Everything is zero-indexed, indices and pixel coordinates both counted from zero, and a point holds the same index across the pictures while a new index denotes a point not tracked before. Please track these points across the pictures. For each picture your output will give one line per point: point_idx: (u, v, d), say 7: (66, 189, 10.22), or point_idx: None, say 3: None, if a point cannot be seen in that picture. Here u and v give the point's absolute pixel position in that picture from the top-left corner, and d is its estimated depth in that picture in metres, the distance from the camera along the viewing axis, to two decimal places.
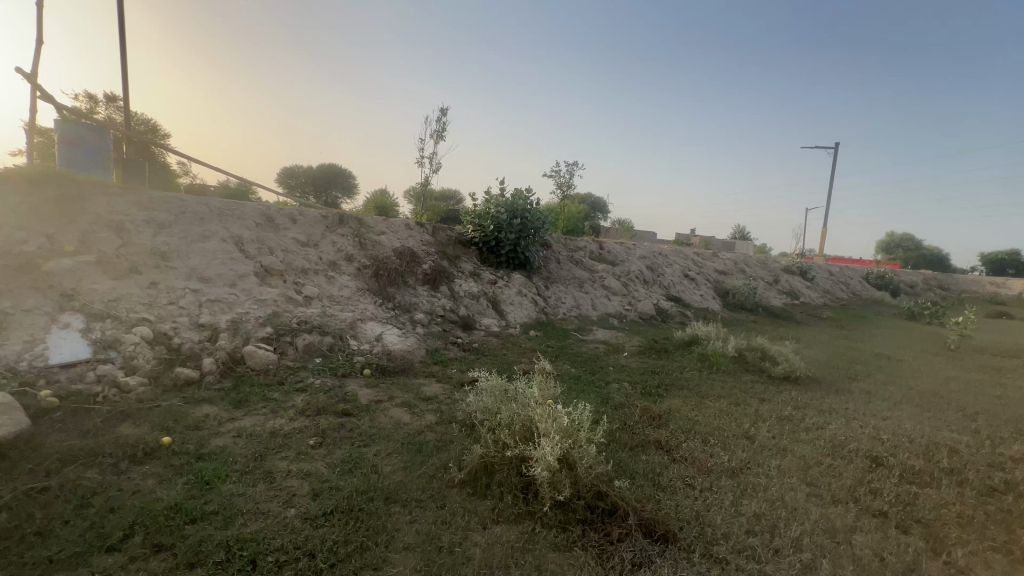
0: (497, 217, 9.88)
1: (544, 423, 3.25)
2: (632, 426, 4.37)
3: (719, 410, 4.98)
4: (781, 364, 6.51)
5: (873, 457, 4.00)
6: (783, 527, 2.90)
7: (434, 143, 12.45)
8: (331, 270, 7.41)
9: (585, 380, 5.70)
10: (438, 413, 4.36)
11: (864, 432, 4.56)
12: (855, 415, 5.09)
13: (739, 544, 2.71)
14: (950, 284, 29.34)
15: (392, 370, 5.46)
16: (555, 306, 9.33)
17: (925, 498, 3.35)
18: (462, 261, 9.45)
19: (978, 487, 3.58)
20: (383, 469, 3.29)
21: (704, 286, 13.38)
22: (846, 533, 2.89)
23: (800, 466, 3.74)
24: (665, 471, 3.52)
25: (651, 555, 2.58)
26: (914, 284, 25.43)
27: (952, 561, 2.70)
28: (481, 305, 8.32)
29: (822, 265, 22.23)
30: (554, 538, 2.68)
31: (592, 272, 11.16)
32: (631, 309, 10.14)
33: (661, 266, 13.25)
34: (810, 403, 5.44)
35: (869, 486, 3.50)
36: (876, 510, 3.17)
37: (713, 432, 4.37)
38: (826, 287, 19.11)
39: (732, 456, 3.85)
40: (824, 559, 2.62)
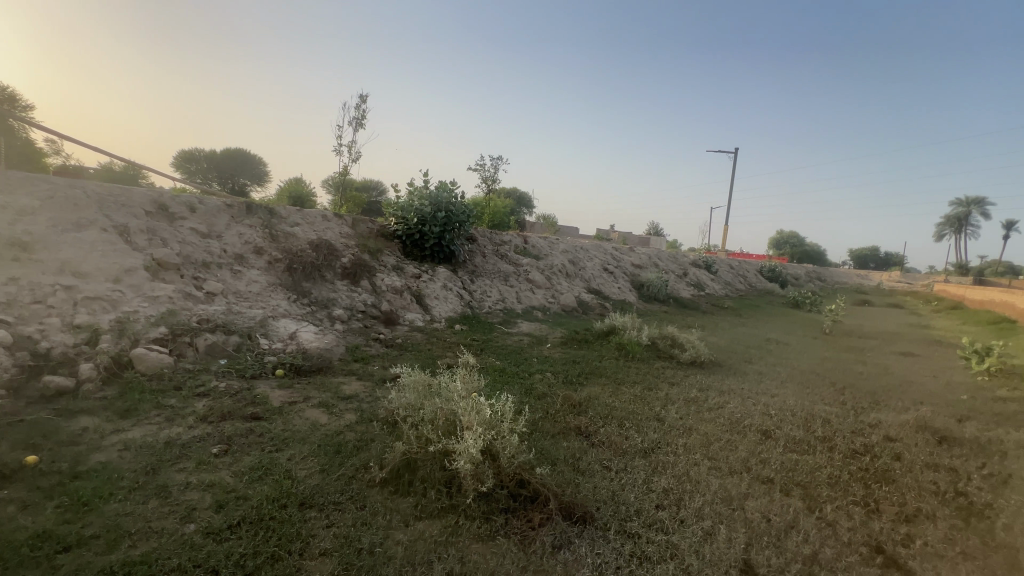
0: (421, 209, 9.72)
1: (467, 416, 3.24)
2: (554, 415, 4.53)
3: (634, 395, 5.32)
4: (689, 351, 7.09)
5: (763, 431, 4.48)
6: (687, 499, 3.17)
7: (353, 131, 11.90)
8: (237, 264, 6.84)
9: (509, 372, 5.78)
10: (358, 412, 4.20)
11: (756, 409, 5.10)
12: (749, 394, 5.68)
13: (650, 518, 2.92)
14: (827, 277, 33.53)
15: (308, 369, 5.17)
16: (481, 300, 9.36)
17: (803, 464, 3.82)
18: (384, 254, 9.14)
19: (845, 450, 4.15)
20: (298, 473, 3.11)
21: (622, 280, 14.10)
22: (740, 500, 3.22)
23: (703, 442, 4.10)
24: (584, 456, 3.69)
25: (570, 537, 2.70)
26: (799, 277, 28.74)
27: (823, 515, 3.11)
28: (405, 300, 8.12)
29: (724, 260, 24.35)
30: (477, 529, 2.70)
31: (516, 266, 11.32)
32: (554, 302, 10.43)
33: (583, 260, 13.77)
34: (712, 384, 5.98)
35: (759, 456, 3.91)
36: (765, 477, 3.56)
37: (628, 416, 4.64)
38: (728, 279, 21.00)
39: (644, 437, 4.13)
40: (721, 525, 2.89)
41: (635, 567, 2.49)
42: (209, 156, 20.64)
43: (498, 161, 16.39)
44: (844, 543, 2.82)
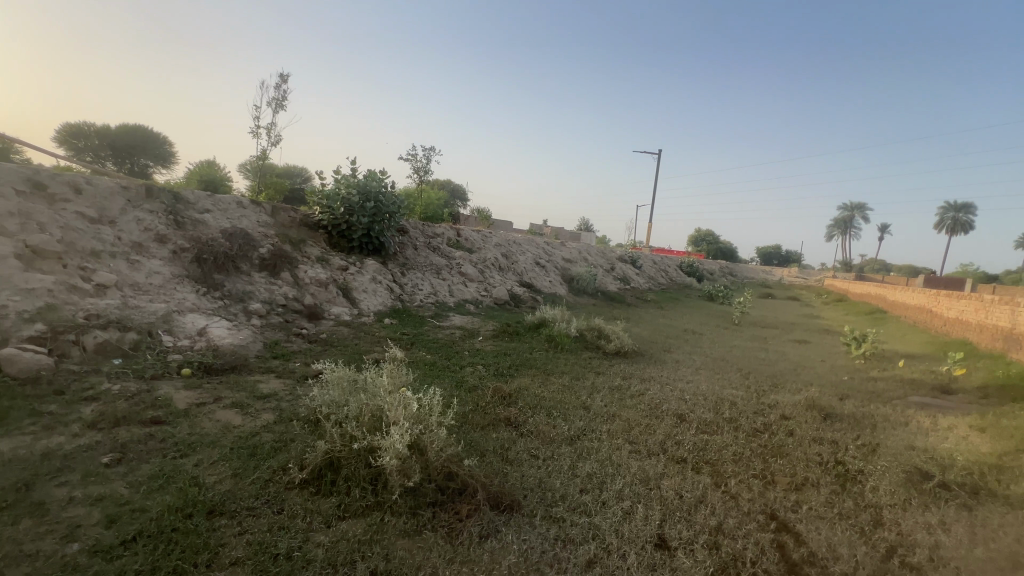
0: (348, 199, 9.31)
1: (393, 411, 3.15)
2: (484, 407, 4.56)
3: (562, 385, 5.49)
4: (614, 341, 7.44)
5: (679, 415, 4.81)
6: (609, 482, 3.33)
7: (272, 112, 11.09)
8: (135, 253, 6.15)
9: (440, 366, 5.73)
10: (277, 411, 3.96)
11: (673, 394, 5.46)
12: (667, 381, 6.07)
13: (574, 502, 3.04)
14: (737, 272, 36.59)
15: (220, 368, 4.79)
16: (412, 294, 9.17)
17: (713, 443, 4.15)
18: (308, 245, 8.66)
19: (747, 429, 4.57)
20: (206, 480, 2.88)
21: (553, 273, 14.45)
22: (657, 479, 3.44)
23: (625, 428, 4.33)
24: (513, 446, 3.75)
25: (497, 526, 2.74)
26: (713, 272, 31.10)
27: (727, 489, 3.41)
28: (330, 294, 7.75)
29: (648, 255, 25.76)
30: (403, 524, 2.67)
31: (449, 259, 11.21)
32: (486, 295, 10.46)
33: (515, 254, 13.91)
34: (635, 373, 6.33)
35: (674, 438, 4.20)
36: (679, 457, 3.84)
37: (556, 405, 4.79)
38: (651, 273, 22.23)
39: (570, 425, 4.28)
40: (639, 504, 3.08)
41: (560, 550, 2.59)
42: (99, 132, 18.27)
43: (431, 152, 16.05)
44: (745, 513, 3.11)
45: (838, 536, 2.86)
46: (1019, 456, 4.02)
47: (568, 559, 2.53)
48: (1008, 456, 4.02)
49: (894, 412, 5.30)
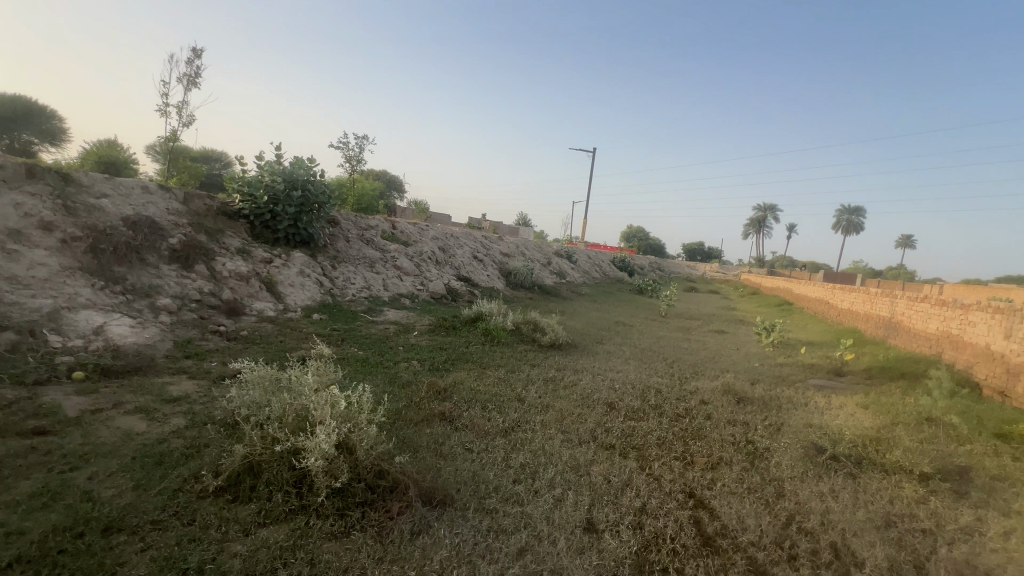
0: (273, 186, 8.77)
1: (319, 410, 2.99)
2: (418, 403, 4.48)
3: (497, 378, 5.53)
4: (549, 334, 7.61)
5: (609, 403, 5.02)
6: (541, 471, 3.41)
7: (184, 89, 10.12)
8: (14, 241, 5.39)
9: (372, 362, 5.56)
10: (189, 415, 3.66)
11: (604, 384, 5.69)
12: (599, 371, 6.31)
13: (507, 493, 3.09)
14: (665, 267, 38.70)
15: (120, 370, 4.33)
16: (344, 288, 8.80)
17: (639, 429, 4.37)
18: (226, 235, 8.03)
19: (671, 414, 4.86)
20: (102, 494, 2.60)
21: (491, 267, 14.47)
22: (587, 466, 3.57)
23: (557, 418, 4.45)
24: (447, 441, 3.73)
25: (429, 522, 2.72)
26: (643, 267, 32.67)
27: (651, 471, 3.62)
28: (252, 288, 7.25)
29: (583, 250, 26.52)
30: (330, 527, 2.57)
31: (383, 252, 10.87)
32: (423, 289, 10.27)
33: (452, 247, 13.78)
34: (569, 364, 6.51)
35: (604, 426, 4.38)
36: (608, 444, 4.01)
37: (491, 398, 4.81)
38: (586, 267, 22.93)
39: (505, 418, 4.33)
40: (570, 491, 3.18)
41: (492, 541, 2.61)
42: None
43: (364, 141, 15.41)
44: (667, 493, 3.32)
45: (746, 508, 3.13)
46: (894, 428, 4.60)
47: (500, 549, 2.56)
48: (885, 429, 4.59)
49: (796, 394, 5.87)
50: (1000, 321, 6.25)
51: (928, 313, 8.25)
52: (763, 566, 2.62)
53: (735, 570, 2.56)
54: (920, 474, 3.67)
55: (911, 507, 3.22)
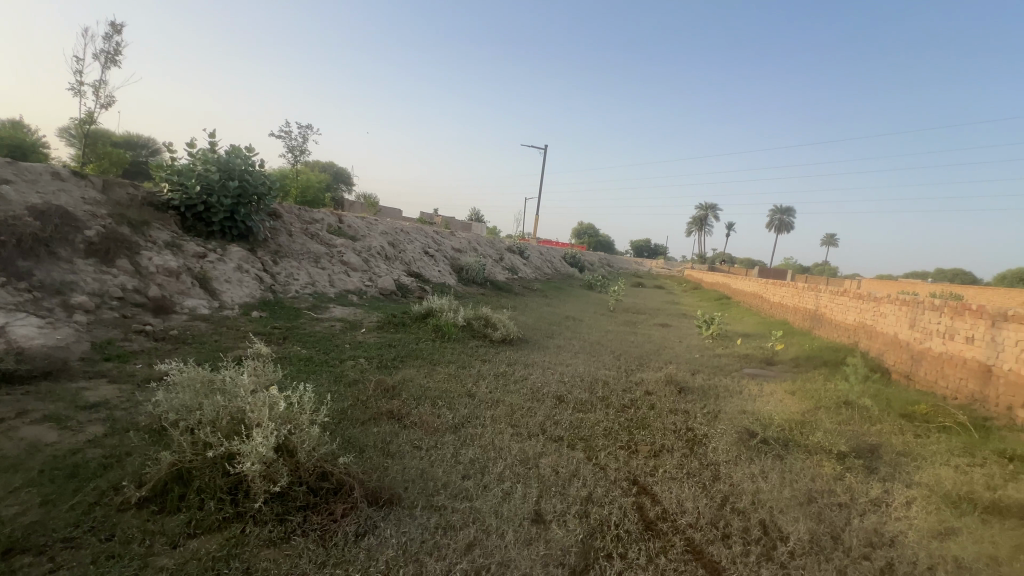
0: (206, 176, 8.22)
1: (256, 412, 2.83)
2: (365, 401, 4.37)
3: (448, 374, 5.49)
4: (500, 330, 7.63)
5: (558, 396, 5.11)
6: (490, 465, 3.43)
7: (102, 68, 9.25)
8: None
9: (316, 360, 5.35)
10: (108, 423, 3.36)
11: (554, 378, 5.78)
12: (549, 365, 6.41)
13: (456, 489, 3.08)
14: (614, 263, 39.84)
15: (26, 375, 3.91)
16: (286, 284, 8.41)
17: (586, 421, 4.48)
18: (153, 227, 7.44)
19: (617, 406, 5.02)
20: (2, 513, 2.34)
21: (442, 263, 14.31)
22: (535, 459, 3.62)
23: (507, 412, 4.47)
24: (395, 439, 3.66)
25: (375, 522, 2.67)
26: (593, 263, 33.45)
27: (598, 461, 3.72)
28: (183, 285, 6.77)
29: (535, 246, 26.79)
30: (269, 533, 2.46)
31: (328, 247, 10.46)
32: (371, 285, 10.00)
33: (402, 242, 13.49)
34: (519, 359, 6.57)
35: (553, 419, 4.46)
36: (556, 436, 4.08)
37: (441, 395, 4.77)
38: (538, 263, 23.20)
39: (455, 414, 4.31)
40: (518, 484, 3.21)
41: (440, 538, 2.59)
42: None
43: (308, 130, 14.75)
44: (612, 481, 3.43)
45: (685, 492, 3.29)
46: (816, 412, 4.99)
47: (448, 545, 2.55)
48: (809, 413, 4.97)
49: (732, 383, 6.23)
50: (906, 312, 6.92)
51: (847, 306, 8.99)
52: (700, 546, 2.77)
53: (674, 551, 2.69)
54: (838, 453, 4.01)
55: (830, 484, 3.51)
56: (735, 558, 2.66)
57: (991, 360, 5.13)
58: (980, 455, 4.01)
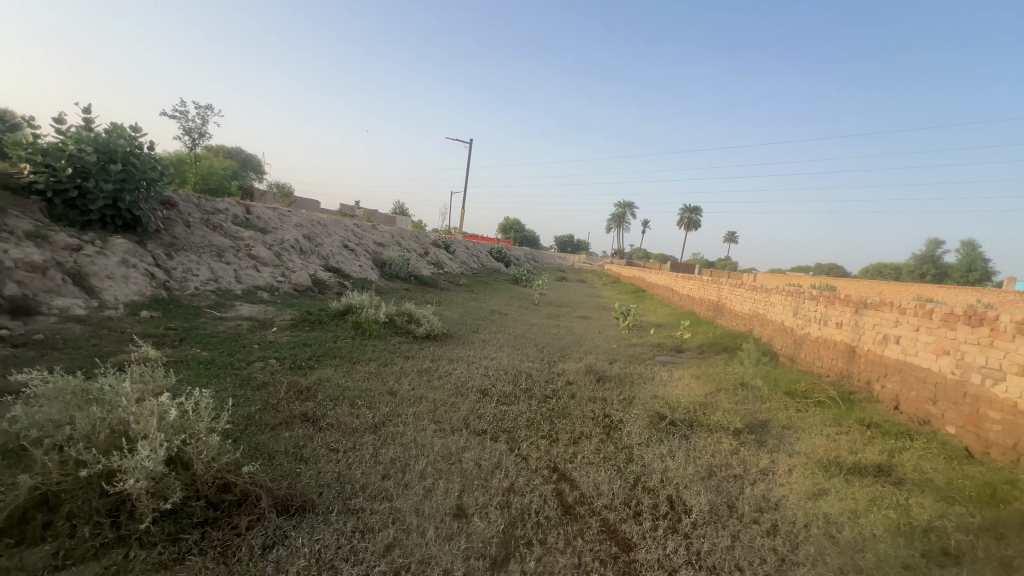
0: (79, 157, 7.16)
1: (141, 422, 2.52)
2: (275, 405, 4.09)
3: (368, 373, 5.30)
4: (424, 325, 7.50)
5: (481, 390, 5.13)
6: (412, 463, 3.37)
7: None
8: None
9: (219, 363, 4.90)
10: None
11: (478, 372, 5.80)
12: (473, 359, 6.41)
13: (375, 490, 2.99)
14: (539, 258, 40.78)
15: None
16: (183, 281, 7.60)
17: (510, 413, 4.54)
18: (11, 215, 6.36)
19: (539, 396, 5.14)
20: None
21: (363, 257, 13.74)
22: (458, 453, 3.61)
23: (430, 408, 4.42)
24: (309, 443, 3.46)
25: (285, 532, 2.51)
26: (519, 257, 33.97)
27: (520, 452, 3.80)
28: (52, 282, 5.85)
29: (462, 241, 26.62)
30: (159, 556, 2.23)
31: (234, 239, 9.62)
32: (284, 281, 9.36)
33: (319, 235, 12.75)
34: (443, 354, 6.51)
35: (477, 413, 4.47)
36: (480, 430, 4.10)
37: (360, 394, 4.59)
38: (464, 257, 23.10)
39: (375, 413, 4.17)
40: (441, 480, 3.19)
41: (357, 542, 2.50)
42: None
43: (207, 111, 13.37)
44: (533, 470, 3.51)
45: (602, 476, 3.46)
46: (717, 394, 5.48)
47: (365, 549, 2.46)
48: (711, 395, 5.44)
49: (646, 370, 6.64)
50: (790, 302, 7.79)
51: (743, 297, 9.93)
52: (614, 525, 2.92)
53: (590, 532, 2.82)
54: (734, 429, 4.43)
55: (726, 458, 3.87)
56: (645, 534, 2.84)
57: (855, 342, 5.94)
58: (846, 424, 4.64)
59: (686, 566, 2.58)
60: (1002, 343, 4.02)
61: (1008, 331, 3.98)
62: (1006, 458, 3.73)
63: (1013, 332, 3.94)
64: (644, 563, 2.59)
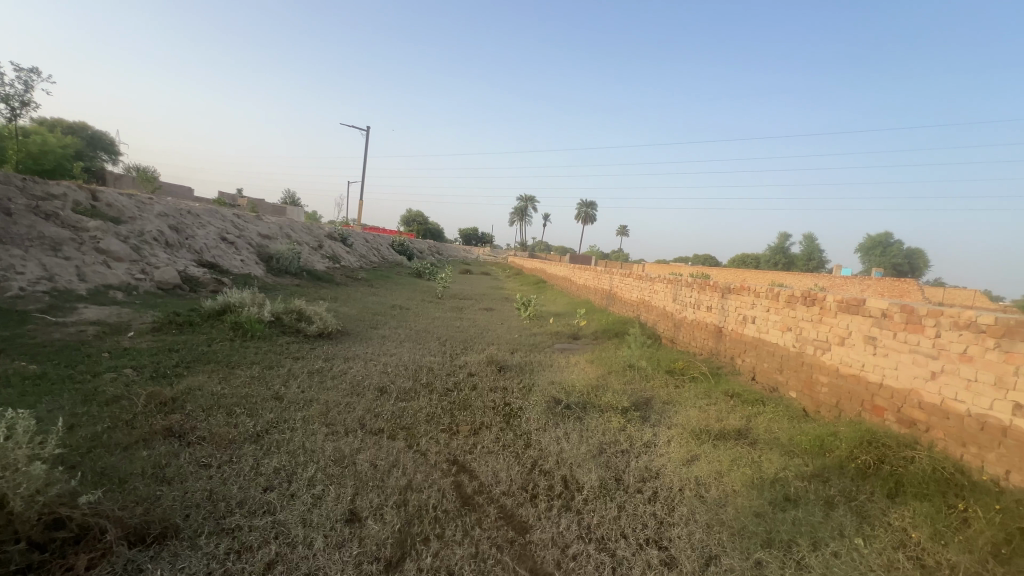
0: None
1: None
2: (130, 421, 3.54)
3: (250, 377, 4.82)
4: (316, 323, 7.03)
5: (379, 388, 4.94)
6: (299, 471, 3.13)
7: None
8: None
9: (54, 377, 4.11)
10: None
11: (376, 369, 5.58)
12: (371, 357, 6.15)
13: (254, 505, 2.72)
14: (444, 251, 40.44)
15: None
16: (2, 281, 6.25)
17: (409, 409, 4.43)
18: None
19: (440, 390, 5.09)
20: None
21: (245, 251, 12.45)
22: (352, 456, 3.43)
23: (322, 411, 4.15)
24: (173, 461, 3.06)
25: (140, 566, 2.20)
26: (423, 251, 33.37)
27: (419, 448, 3.72)
28: None
29: (361, 233, 25.36)
30: None
31: (75, 231, 8.12)
32: (144, 278, 8.14)
33: (189, 226, 11.26)
34: (338, 353, 6.16)
35: (373, 411, 4.29)
36: (376, 429, 3.95)
37: (239, 402, 4.15)
38: (364, 251, 22.07)
39: (257, 421, 3.81)
40: (331, 486, 3.00)
41: (230, 564, 2.26)
42: None
43: (32, 75, 11.02)
44: (432, 465, 3.46)
45: (500, 463, 3.51)
46: (608, 376, 5.88)
47: (241, 570, 2.24)
48: (602, 377, 5.82)
49: (545, 358, 6.88)
50: (670, 289, 8.58)
51: (632, 286, 10.73)
52: (511, 510, 2.99)
53: (488, 520, 2.85)
54: (622, 408, 4.77)
55: (615, 435, 4.15)
56: (540, 515, 2.95)
57: (722, 323, 6.73)
58: (714, 396, 5.24)
59: (578, 540, 2.72)
60: (828, 319, 4.80)
61: (833, 308, 4.76)
62: (831, 414, 4.49)
63: (836, 310, 4.72)
64: (539, 543, 2.68)
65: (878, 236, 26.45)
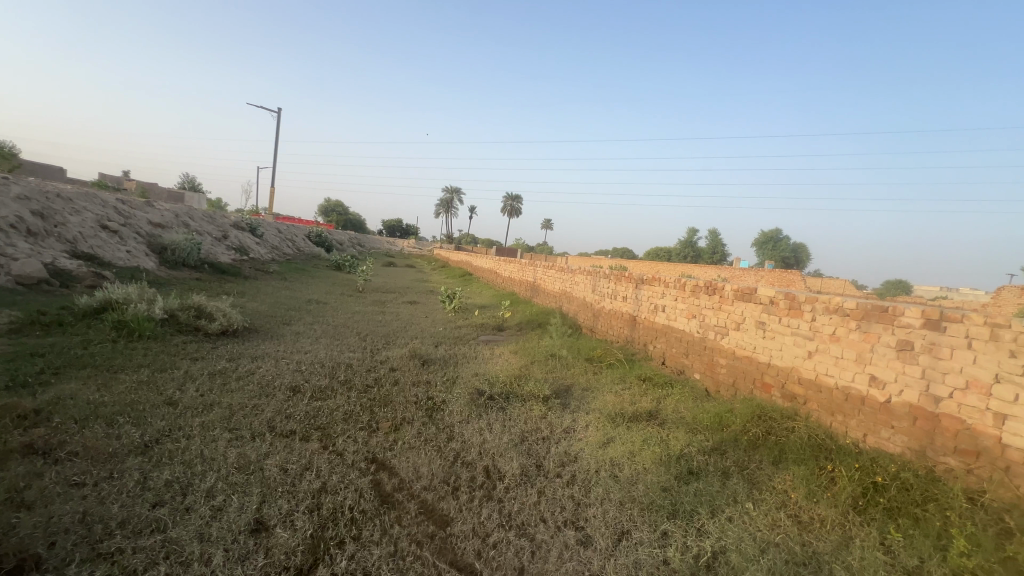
0: None
1: None
2: None
3: (137, 382, 4.30)
4: (218, 321, 6.42)
5: (292, 388, 4.63)
6: (196, 482, 2.85)
7: None
8: None
9: None
10: None
11: (289, 367, 5.23)
12: (283, 355, 5.75)
13: (140, 524, 2.44)
14: (365, 243, 38.88)
15: None
16: None
17: (324, 408, 4.20)
18: None
19: (359, 387, 4.88)
20: None
21: (132, 241, 11.04)
22: (258, 461, 3.19)
23: (224, 415, 3.80)
24: (35, 483, 2.64)
25: None
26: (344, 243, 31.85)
27: (335, 449, 3.54)
28: None
29: (273, 223, 23.59)
30: None
31: None
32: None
33: (58, 212, 9.74)
34: (245, 352, 5.69)
35: (284, 413, 4.01)
36: (287, 431, 3.70)
37: (123, 410, 3.69)
38: (276, 242, 20.59)
39: (146, 430, 3.41)
40: (233, 496, 2.76)
41: None
42: None
43: None
44: (349, 464, 3.32)
45: (421, 459, 3.45)
46: (531, 366, 6.00)
47: None
48: (525, 367, 5.93)
49: (469, 350, 6.86)
50: (590, 280, 8.92)
51: (554, 278, 11.03)
52: (432, 504, 2.95)
53: (408, 517, 2.79)
54: (543, 396, 4.90)
55: (537, 423, 4.25)
56: (461, 507, 2.94)
57: (636, 312, 7.13)
58: (628, 381, 5.55)
59: (499, 529, 2.76)
60: (727, 307, 5.26)
61: (730, 297, 5.22)
62: (729, 393, 4.95)
63: (733, 298, 5.18)
64: (459, 535, 2.67)
65: (771, 232, 29.37)
